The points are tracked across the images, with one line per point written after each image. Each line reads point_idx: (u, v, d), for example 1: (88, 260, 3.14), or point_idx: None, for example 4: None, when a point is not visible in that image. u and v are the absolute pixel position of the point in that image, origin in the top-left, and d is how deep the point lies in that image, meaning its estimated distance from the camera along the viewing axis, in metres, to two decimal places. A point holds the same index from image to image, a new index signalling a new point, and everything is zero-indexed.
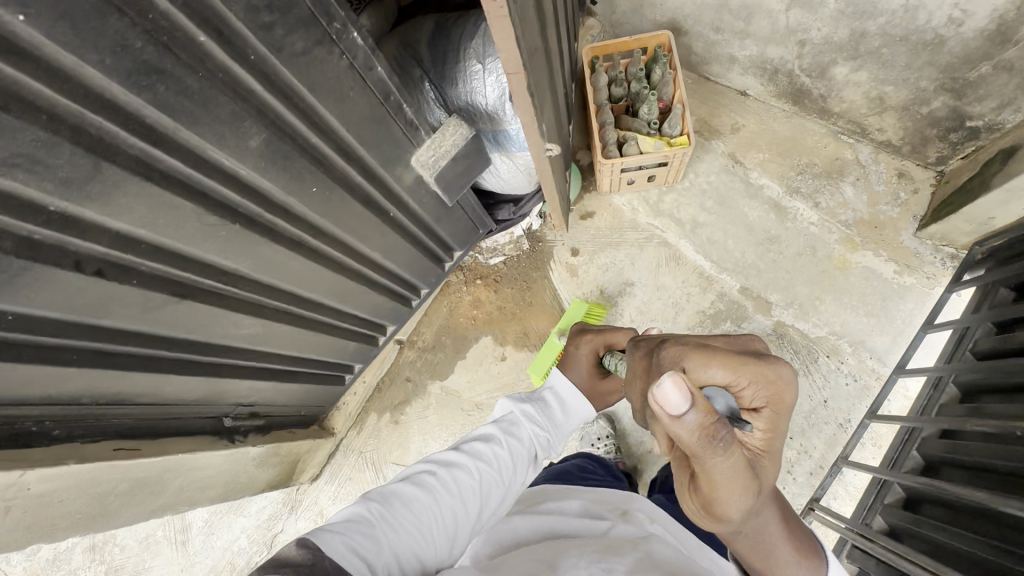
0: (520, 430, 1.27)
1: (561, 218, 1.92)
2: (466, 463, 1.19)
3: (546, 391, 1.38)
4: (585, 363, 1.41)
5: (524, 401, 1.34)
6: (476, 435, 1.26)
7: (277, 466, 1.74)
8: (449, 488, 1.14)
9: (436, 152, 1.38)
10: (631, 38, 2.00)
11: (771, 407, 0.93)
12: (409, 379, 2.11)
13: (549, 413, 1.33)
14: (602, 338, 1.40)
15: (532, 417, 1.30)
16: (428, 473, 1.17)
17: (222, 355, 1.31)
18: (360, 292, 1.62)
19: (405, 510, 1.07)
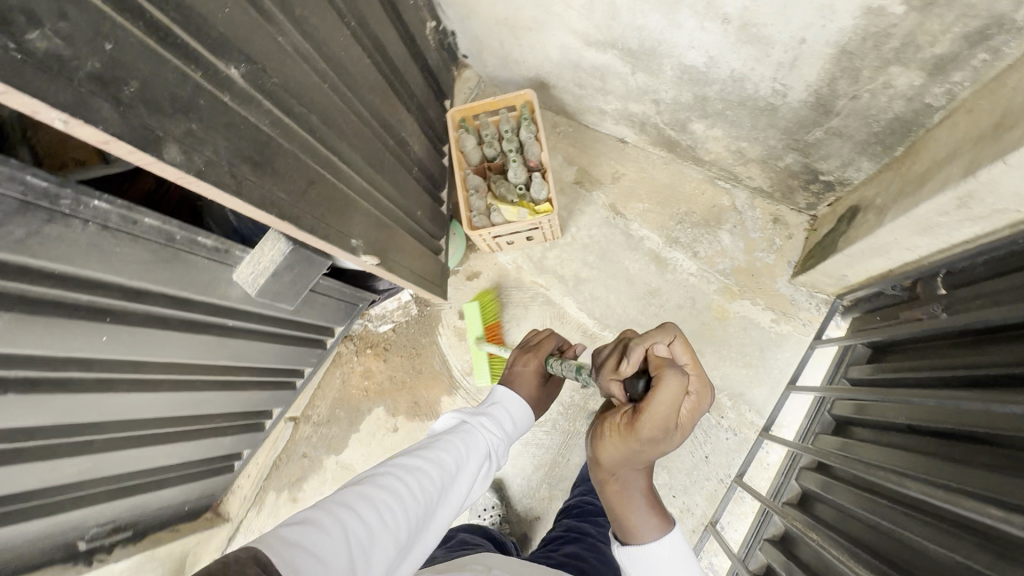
0: (478, 435, 1.19)
1: (433, 291, 1.88)
2: (427, 469, 1.04)
3: (497, 402, 1.34)
4: (533, 376, 1.43)
5: (474, 414, 1.27)
6: (427, 443, 1.12)
7: (156, 567, 1.77)
8: (413, 496, 0.97)
9: (254, 268, 1.31)
10: (495, 98, 1.96)
11: (681, 398, 1.11)
12: (305, 455, 2.10)
13: (503, 423, 1.29)
14: (540, 351, 1.48)
15: (488, 425, 1.24)
16: (383, 477, 0.98)
17: (50, 495, 1.31)
18: (218, 398, 1.62)
19: (365, 515, 0.87)
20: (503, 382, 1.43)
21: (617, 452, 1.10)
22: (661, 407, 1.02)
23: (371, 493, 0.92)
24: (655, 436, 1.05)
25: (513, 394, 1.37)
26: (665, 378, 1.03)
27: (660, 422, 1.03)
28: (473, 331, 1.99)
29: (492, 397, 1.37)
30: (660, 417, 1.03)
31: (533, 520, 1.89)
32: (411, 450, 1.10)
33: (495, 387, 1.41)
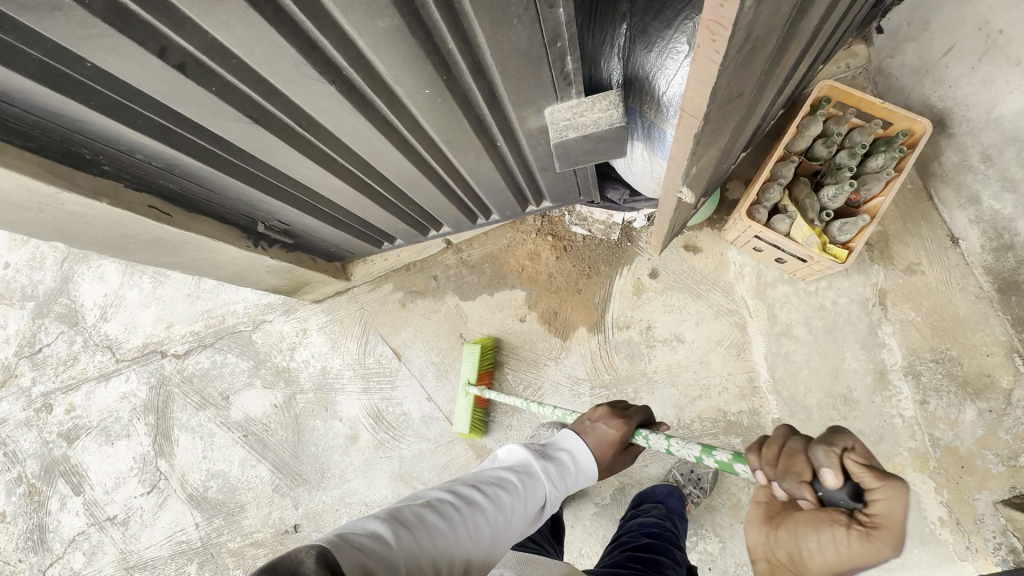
0: (537, 480, 1.05)
1: (661, 242, 1.69)
2: (485, 504, 0.93)
3: (556, 447, 1.16)
4: (612, 444, 1.18)
5: (540, 454, 1.12)
6: (487, 474, 1.02)
7: (284, 279, 1.86)
8: (470, 522, 0.89)
9: (573, 118, 1.18)
10: (884, 103, 1.59)
11: (870, 527, 0.63)
12: (435, 278, 2.11)
13: (563, 472, 1.12)
14: (626, 416, 1.24)
15: (550, 472, 1.08)
16: (444, 497, 0.91)
17: (277, 179, 1.31)
18: (433, 192, 1.57)
19: (424, 531, 0.82)
20: (572, 431, 1.23)
21: (809, 572, 0.68)
22: (891, 529, 0.62)
23: (432, 513, 0.86)
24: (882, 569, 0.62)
25: (579, 448, 1.17)
26: (899, 488, 0.62)
27: (890, 551, 0.61)
28: (467, 373, 1.90)
29: (556, 437, 1.20)
30: (897, 547, 0.61)
31: None
32: (470, 477, 1.01)
33: (562, 429, 1.24)
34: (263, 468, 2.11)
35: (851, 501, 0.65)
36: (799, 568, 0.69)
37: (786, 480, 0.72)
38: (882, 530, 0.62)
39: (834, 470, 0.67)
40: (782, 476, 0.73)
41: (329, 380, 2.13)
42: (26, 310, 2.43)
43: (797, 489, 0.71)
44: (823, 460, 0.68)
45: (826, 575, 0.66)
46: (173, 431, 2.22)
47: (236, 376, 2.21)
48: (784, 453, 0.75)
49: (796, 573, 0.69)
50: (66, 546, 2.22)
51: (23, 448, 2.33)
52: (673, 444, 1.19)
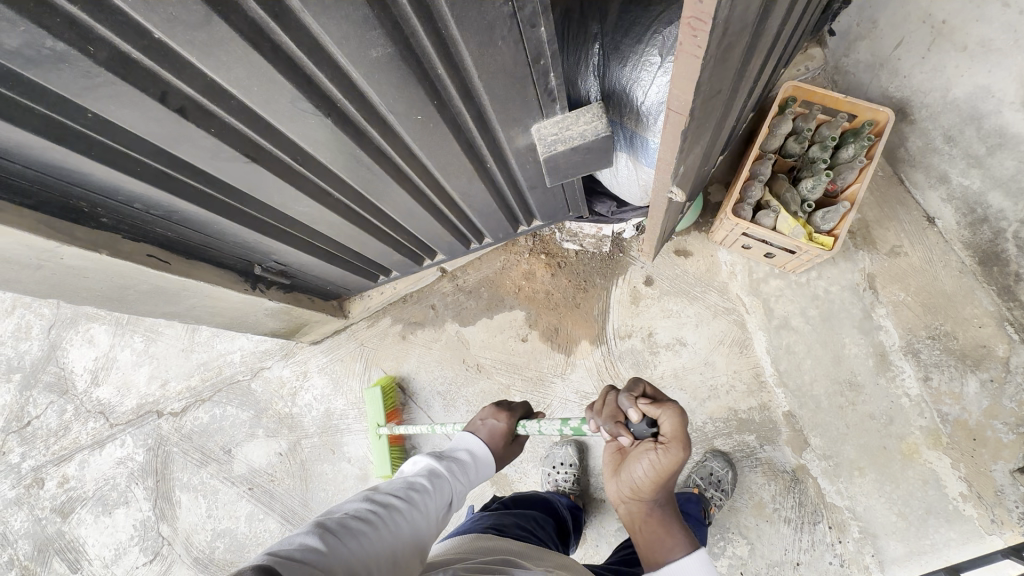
0: (444, 478, 1.09)
1: (653, 247, 1.73)
2: (402, 504, 0.93)
3: (454, 449, 1.23)
4: (502, 435, 1.31)
5: (439, 458, 1.16)
6: (397, 480, 1.03)
7: (283, 321, 1.84)
8: (395, 520, 0.88)
9: (559, 132, 1.23)
10: (847, 98, 1.67)
11: (667, 441, 0.93)
12: (433, 307, 2.11)
13: (464, 468, 1.18)
14: (506, 408, 1.38)
15: (452, 469, 1.14)
16: (363, 504, 0.89)
17: (273, 218, 1.33)
18: (427, 220, 1.59)
19: (352, 536, 0.80)
20: (468, 431, 1.33)
21: (643, 482, 0.96)
22: (677, 439, 0.93)
23: (357, 519, 0.84)
24: (681, 464, 0.92)
25: (477, 445, 1.27)
26: (671, 409, 0.94)
27: (680, 449, 0.92)
28: (375, 418, 1.94)
29: (453, 443, 1.27)
30: (682, 447, 0.92)
31: (596, 497, 1.86)
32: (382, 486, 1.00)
33: (456, 434, 1.31)
34: (272, 521, 2.04)
35: (650, 426, 0.96)
36: (636, 484, 0.98)
37: (608, 424, 1.02)
38: (671, 439, 0.92)
39: (634, 408, 0.97)
40: (603, 422, 1.03)
41: (334, 421, 2.09)
42: (12, 383, 2.36)
43: (615, 429, 1.00)
44: (626, 400, 0.99)
45: (653, 480, 0.95)
46: (174, 492, 2.14)
47: (237, 428, 2.15)
48: (608, 407, 1.05)
49: (636, 490, 0.98)
50: None
51: (15, 528, 2.22)
52: (541, 424, 1.29)
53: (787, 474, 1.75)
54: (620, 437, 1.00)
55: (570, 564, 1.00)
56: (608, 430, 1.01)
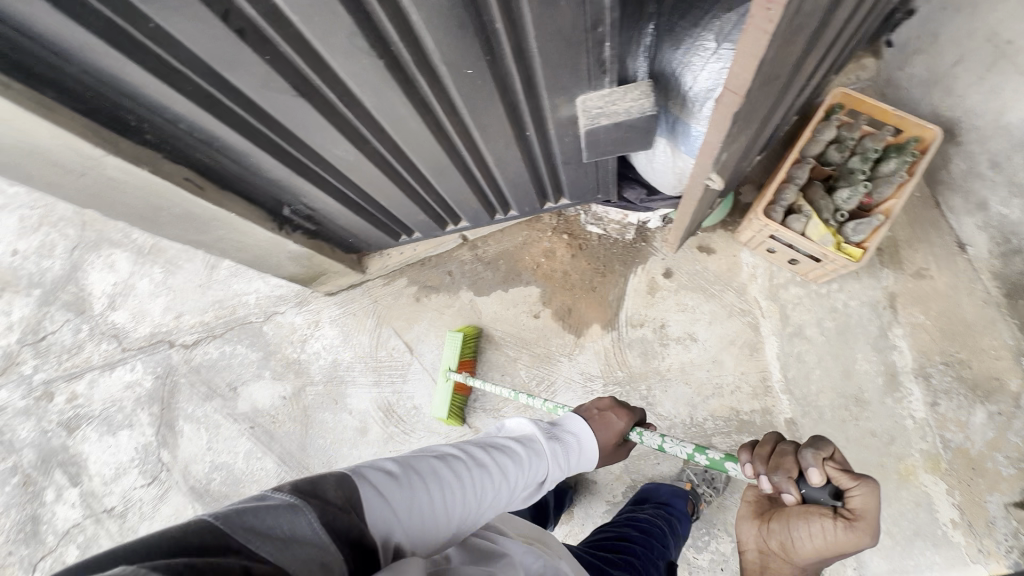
0: (544, 457, 1.05)
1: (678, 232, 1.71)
2: (492, 466, 0.95)
3: (564, 429, 1.16)
4: (618, 437, 1.22)
5: (548, 435, 1.11)
6: (494, 441, 1.02)
7: (304, 267, 1.87)
8: (472, 485, 0.89)
9: (605, 106, 1.22)
10: (895, 111, 1.64)
11: (856, 524, 0.84)
12: (449, 274, 2.12)
13: (568, 454, 1.12)
14: (612, 404, 1.28)
15: (557, 452, 1.09)
16: (448, 457, 0.92)
17: (309, 158, 1.33)
18: (458, 183, 1.60)
19: (424, 481, 0.83)
20: (580, 416, 1.23)
21: (808, 550, 0.91)
22: (867, 518, 0.83)
23: (446, 467, 0.89)
24: (863, 548, 0.85)
25: (585, 433, 1.18)
26: (870, 486, 0.83)
27: (869, 535, 0.84)
28: (445, 362, 1.92)
29: (561, 418, 1.21)
30: (871, 531, 0.84)
31: (587, 478, 1.89)
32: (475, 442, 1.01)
33: (571, 413, 1.23)
34: (269, 460, 2.08)
35: (832, 495, 0.87)
36: (792, 544, 0.94)
37: (776, 475, 0.92)
38: (861, 520, 0.83)
39: (817, 471, 0.86)
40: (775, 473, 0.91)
41: (339, 372, 2.12)
42: (31, 299, 2.41)
43: (783, 484, 0.91)
44: (810, 462, 0.87)
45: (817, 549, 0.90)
46: (177, 422, 2.19)
47: (246, 367, 2.19)
48: (776, 457, 0.94)
49: (791, 548, 0.94)
50: (59, 538, 2.16)
51: (21, 438, 2.28)
52: (664, 441, 1.26)
53: None
54: (783, 493, 0.92)
55: (548, 537, 0.98)
56: (776, 482, 0.91)
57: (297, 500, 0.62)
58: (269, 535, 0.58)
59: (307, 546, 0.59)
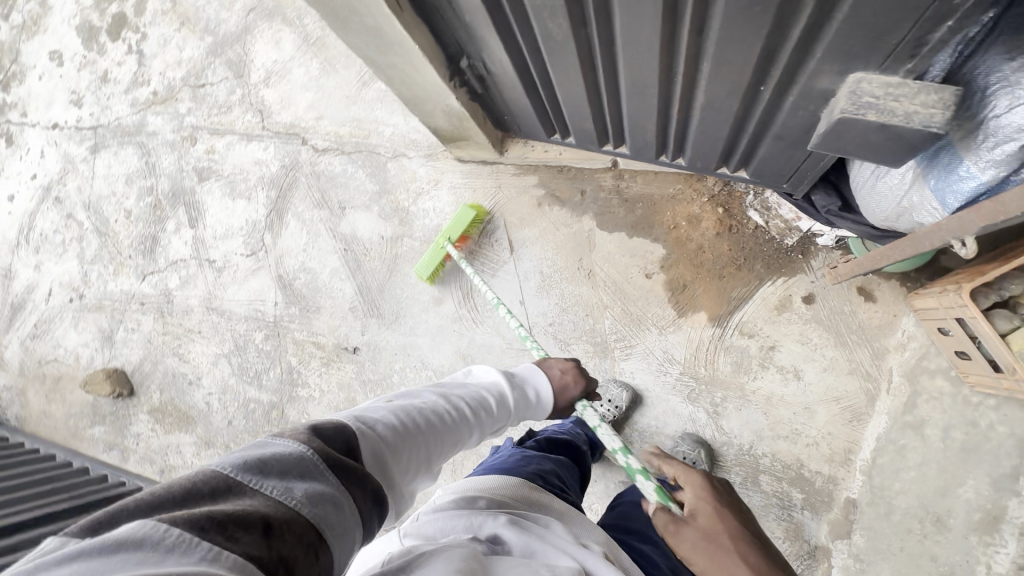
0: (506, 408, 1.14)
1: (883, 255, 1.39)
2: (466, 414, 1.03)
3: (525, 382, 1.22)
4: (564, 399, 1.28)
5: (513, 386, 1.18)
6: (471, 388, 1.10)
7: (451, 125, 1.79)
8: (447, 434, 0.98)
9: (882, 99, 0.97)
10: None
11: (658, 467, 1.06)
12: (582, 193, 1.98)
13: (526, 402, 1.20)
14: (574, 371, 1.33)
15: (518, 400, 1.17)
16: (429, 408, 0.98)
17: (517, 18, 1.19)
18: (648, 108, 1.41)
19: (412, 430, 0.91)
20: (542, 368, 1.29)
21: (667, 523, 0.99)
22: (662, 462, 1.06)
23: (429, 414, 0.96)
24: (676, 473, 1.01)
25: (544, 387, 1.24)
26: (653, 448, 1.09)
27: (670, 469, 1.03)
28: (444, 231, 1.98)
29: (516, 367, 1.27)
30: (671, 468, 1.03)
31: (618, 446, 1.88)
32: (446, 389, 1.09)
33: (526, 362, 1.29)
34: (349, 286, 2.20)
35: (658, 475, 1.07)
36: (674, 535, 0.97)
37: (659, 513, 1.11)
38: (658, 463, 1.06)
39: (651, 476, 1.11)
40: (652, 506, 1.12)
41: (438, 238, 2.12)
42: (202, 44, 2.51)
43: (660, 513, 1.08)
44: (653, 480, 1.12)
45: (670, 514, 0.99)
46: (286, 214, 2.33)
47: (359, 193, 2.24)
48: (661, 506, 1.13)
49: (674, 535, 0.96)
50: (167, 264, 2.47)
51: (163, 166, 2.52)
52: (600, 429, 1.25)
53: (807, 547, 1.67)
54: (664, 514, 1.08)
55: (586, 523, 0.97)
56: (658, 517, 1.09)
57: (302, 446, 0.67)
58: (276, 483, 0.61)
59: (316, 485, 0.64)
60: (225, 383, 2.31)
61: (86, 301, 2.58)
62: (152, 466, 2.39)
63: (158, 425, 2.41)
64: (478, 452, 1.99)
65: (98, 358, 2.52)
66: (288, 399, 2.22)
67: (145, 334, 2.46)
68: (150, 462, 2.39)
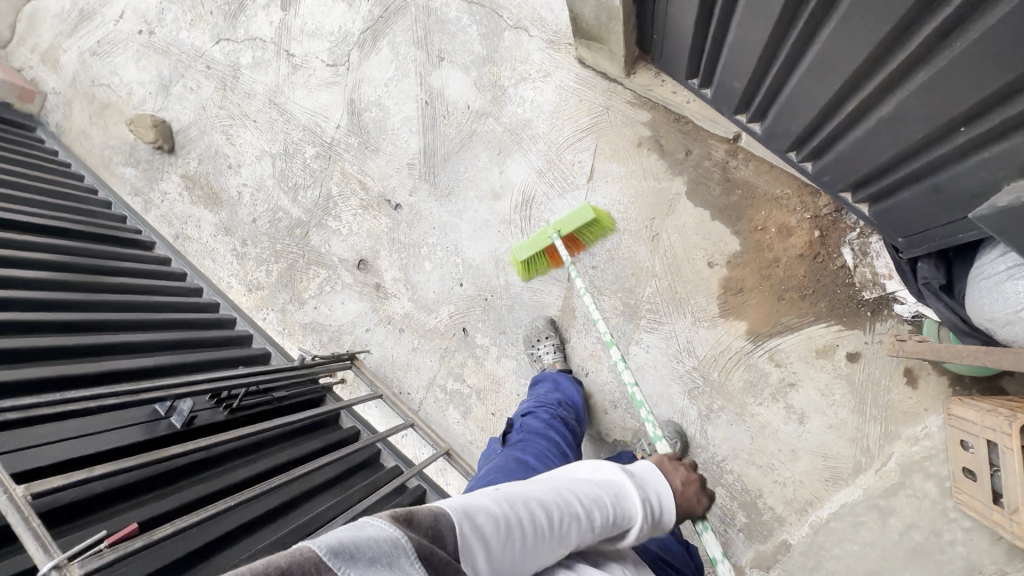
0: (629, 509, 0.88)
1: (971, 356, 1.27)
2: (585, 520, 0.81)
3: (652, 484, 0.96)
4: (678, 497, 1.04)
5: (639, 485, 0.94)
6: (588, 486, 0.88)
7: (594, 20, 1.59)
8: (558, 532, 0.78)
9: None
10: None
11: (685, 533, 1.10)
12: (686, 153, 1.82)
13: (655, 520, 0.92)
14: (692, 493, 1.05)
15: (649, 516, 0.90)
16: (537, 504, 0.79)
17: None
18: (818, 93, 1.24)
19: (516, 521, 0.74)
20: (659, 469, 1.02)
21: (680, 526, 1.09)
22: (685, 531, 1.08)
23: (538, 508, 0.78)
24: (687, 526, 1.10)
25: (669, 494, 0.97)
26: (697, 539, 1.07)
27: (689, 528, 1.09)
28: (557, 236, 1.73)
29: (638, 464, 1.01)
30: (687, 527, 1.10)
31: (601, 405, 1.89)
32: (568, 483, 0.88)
33: (647, 461, 1.02)
34: (414, 141, 2.08)
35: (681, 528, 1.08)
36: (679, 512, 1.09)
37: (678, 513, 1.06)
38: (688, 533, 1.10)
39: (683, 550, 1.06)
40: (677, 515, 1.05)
41: (522, 132, 1.97)
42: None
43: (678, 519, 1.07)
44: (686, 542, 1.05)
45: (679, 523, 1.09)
46: (381, 39, 2.13)
47: (462, 50, 2.04)
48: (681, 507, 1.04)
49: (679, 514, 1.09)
50: (245, 37, 2.32)
51: None
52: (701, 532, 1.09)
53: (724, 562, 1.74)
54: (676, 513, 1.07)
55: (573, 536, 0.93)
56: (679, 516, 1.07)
57: (397, 533, 0.59)
58: (373, 548, 0.56)
59: None
60: (262, 182, 2.28)
61: (154, 39, 2.46)
62: (168, 227, 2.43)
63: (186, 192, 2.41)
64: (470, 352, 2.01)
65: (149, 102, 2.45)
66: (316, 223, 2.20)
67: (201, 99, 2.37)
68: (169, 223, 2.43)
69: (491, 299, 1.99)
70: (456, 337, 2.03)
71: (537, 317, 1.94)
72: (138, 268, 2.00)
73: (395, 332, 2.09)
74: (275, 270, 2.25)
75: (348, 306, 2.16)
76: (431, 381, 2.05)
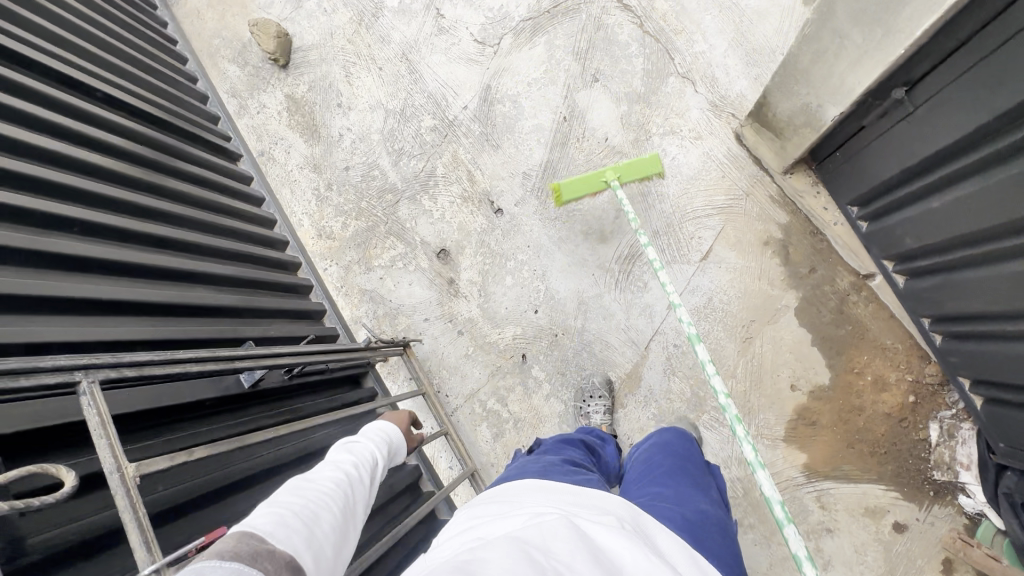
0: (365, 448, 1.08)
1: None
2: (344, 476, 0.94)
3: (376, 431, 1.18)
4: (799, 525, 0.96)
5: (363, 437, 1.13)
6: (333, 456, 1.00)
7: (780, 118, 1.49)
8: (337, 494, 0.88)
9: None
10: None
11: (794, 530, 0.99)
12: (809, 270, 1.75)
13: (384, 447, 1.15)
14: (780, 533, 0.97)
15: (378, 448, 1.11)
16: (323, 476, 0.90)
17: None
18: (1005, 299, 1.18)
19: (299, 506, 0.80)
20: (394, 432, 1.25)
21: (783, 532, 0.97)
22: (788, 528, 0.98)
23: (312, 490, 0.85)
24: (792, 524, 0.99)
25: (389, 429, 1.22)
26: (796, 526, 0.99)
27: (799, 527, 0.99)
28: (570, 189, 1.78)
29: (368, 426, 1.20)
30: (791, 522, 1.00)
31: None
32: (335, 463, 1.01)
33: (378, 422, 1.23)
34: (538, 152, 1.98)
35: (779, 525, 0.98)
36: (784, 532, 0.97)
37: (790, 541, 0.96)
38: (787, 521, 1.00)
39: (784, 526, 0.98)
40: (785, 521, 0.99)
41: (651, 186, 1.88)
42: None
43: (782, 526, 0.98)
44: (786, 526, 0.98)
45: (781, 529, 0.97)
46: (539, 35, 2.01)
47: (621, 79, 1.93)
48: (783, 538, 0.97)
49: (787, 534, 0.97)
50: None
51: None
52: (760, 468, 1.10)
53: None
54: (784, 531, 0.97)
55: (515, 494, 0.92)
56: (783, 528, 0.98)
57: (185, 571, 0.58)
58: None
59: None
60: (367, 134, 2.17)
61: None
62: (256, 141, 2.33)
63: (285, 113, 2.30)
64: (522, 380, 1.97)
65: (277, 8, 2.32)
66: (409, 196, 2.11)
67: (332, 25, 2.25)
68: (258, 137, 2.33)
69: (561, 337, 1.94)
70: (513, 360, 1.98)
71: (600, 372, 1.89)
72: (222, 183, 1.90)
73: (453, 332, 2.04)
74: (352, 226, 2.18)
75: (414, 290, 2.09)
76: (473, 392, 2.01)
